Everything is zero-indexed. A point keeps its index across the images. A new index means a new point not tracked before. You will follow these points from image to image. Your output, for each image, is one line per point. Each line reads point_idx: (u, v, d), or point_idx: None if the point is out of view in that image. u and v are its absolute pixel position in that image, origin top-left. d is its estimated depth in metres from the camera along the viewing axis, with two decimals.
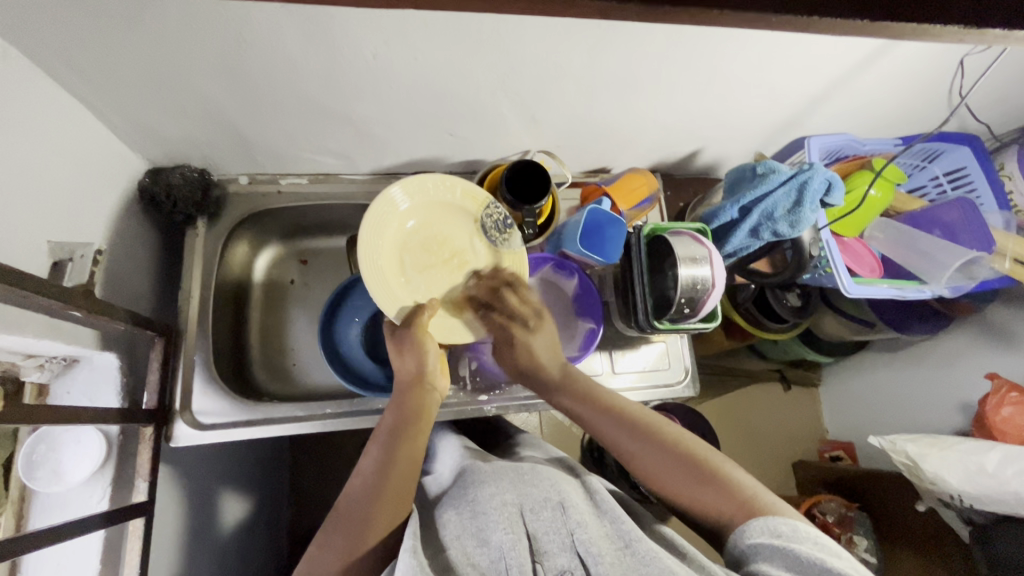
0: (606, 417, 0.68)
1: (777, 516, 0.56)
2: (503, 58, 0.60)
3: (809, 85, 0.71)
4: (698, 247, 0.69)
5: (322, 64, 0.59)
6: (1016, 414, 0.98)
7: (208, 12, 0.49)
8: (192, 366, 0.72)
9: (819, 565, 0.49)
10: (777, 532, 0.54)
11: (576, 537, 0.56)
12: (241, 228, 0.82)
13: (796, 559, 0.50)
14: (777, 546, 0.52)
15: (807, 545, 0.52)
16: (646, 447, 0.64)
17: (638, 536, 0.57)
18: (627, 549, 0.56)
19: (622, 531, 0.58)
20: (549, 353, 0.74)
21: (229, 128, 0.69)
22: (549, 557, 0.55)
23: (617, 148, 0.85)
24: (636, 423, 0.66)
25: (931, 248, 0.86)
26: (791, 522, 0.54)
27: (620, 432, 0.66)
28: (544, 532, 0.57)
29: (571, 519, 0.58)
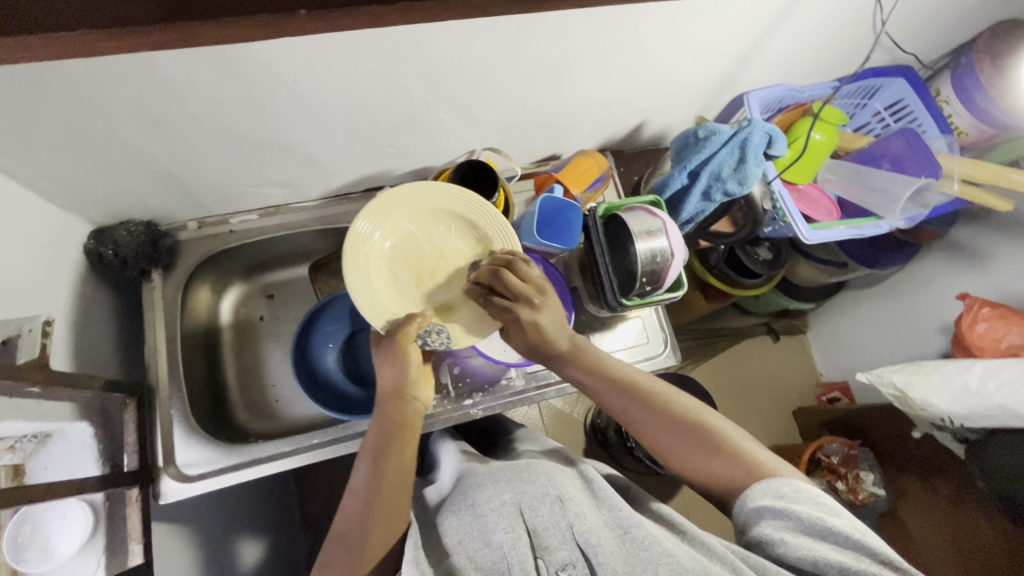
0: (605, 388, 0.67)
1: (779, 477, 0.57)
2: (425, 64, 0.60)
3: (736, 42, 0.71)
4: (652, 220, 0.70)
5: (244, 97, 0.58)
6: (991, 329, 1.01)
7: (116, 67, 0.49)
8: (170, 420, 0.71)
9: (820, 526, 0.51)
10: (779, 494, 0.55)
11: (576, 529, 0.57)
12: (199, 273, 0.80)
13: (799, 521, 0.51)
14: (780, 508, 0.53)
15: (808, 505, 0.53)
16: (642, 413, 0.65)
17: (635, 521, 0.57)
18: (626, 535, 0.56)
19: (620, 517, 0.58)
20: (558, 327, 0.70)
21: (165, 174, 0.68)
22: (550, 551, 0.56)
23: (562, 134, 0.85)
24: (627, 391, 0.66)
25: (881, 183, 0.88)
26: (792, 483, 0.55)
27: (630, 402, 0.66)
28: (544, 527, 0.58)
29: (569, 511, 0.58)
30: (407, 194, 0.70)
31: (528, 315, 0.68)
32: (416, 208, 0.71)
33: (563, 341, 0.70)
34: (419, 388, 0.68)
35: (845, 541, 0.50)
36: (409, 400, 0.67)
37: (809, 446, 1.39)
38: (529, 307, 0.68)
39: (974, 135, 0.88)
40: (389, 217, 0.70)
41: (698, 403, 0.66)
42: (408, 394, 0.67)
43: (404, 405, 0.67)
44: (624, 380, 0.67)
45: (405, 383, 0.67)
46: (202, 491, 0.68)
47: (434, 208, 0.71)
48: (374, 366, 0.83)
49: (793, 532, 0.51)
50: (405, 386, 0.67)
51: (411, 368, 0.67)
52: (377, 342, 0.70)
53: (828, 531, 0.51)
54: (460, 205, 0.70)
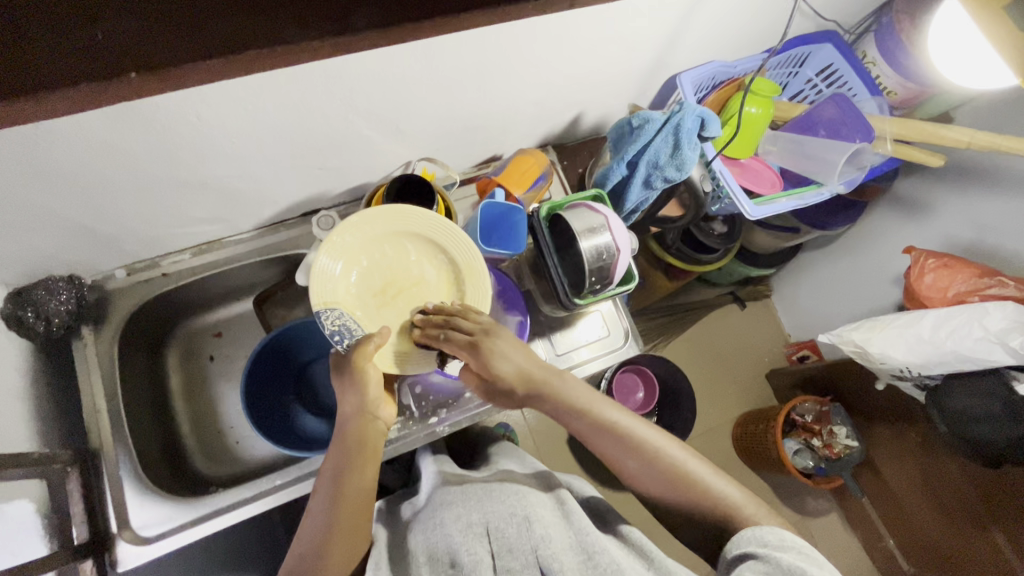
0: (590, 431, 0.65)
1: (766, 530, 0.56)
2: (339, 87, 0.57)
3: (659, 27, 0.70)
4: (594, 216, 0.69)
5: (146, 142, 0.54)
6: (938, 279, 1.04)
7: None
8: (120, 482, 0.67)
9: (798, 570, 0.50)
10: (763, 543, 0.55)
11: (541, 552, 0.56)
12: (135, 323, 0.76)
13: (777, 564, 0.51)
14: (762, 553, 0.53)
15: (791, 554, 0.53)
16: (619, 453, 0.65)
17: (601, 547, 0.57)
18: (590, 562, 0.56)
19: (587, 542, 0.58)
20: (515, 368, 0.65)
21: (77, 227, 0.63)
22: (513, 574, 0.56)
23: (500, 134, 0.83)
24: (604, 434, 0.65)
25: (819, 150, 0.88)
26: (778, 532, 0.55)
27: (616, 448, 0.65)
28: (509, 549, 0.58)
29: (535, 533, 0.58)
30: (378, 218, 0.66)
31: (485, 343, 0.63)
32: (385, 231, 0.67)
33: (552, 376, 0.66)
34: (381, 407, 0.67)
35: None
36: (375, 421, 0.65)
37: (782, 411, 1.41)
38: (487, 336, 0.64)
39: (902, 94, 0.90)
40: (357, 246, 0.66)
41: (675, 444, 0.65)
42: (371, 413, 0.65)
43: (365, 425, 0.65)
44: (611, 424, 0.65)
45: (366, 404, 0.65)
46: (164, 551, 0.66)
47: (401, 230, 0.67)
48: (334, 395, 0.81)
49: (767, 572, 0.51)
50: (364, 404, 0.65)
51: (371, 391, 0.64)
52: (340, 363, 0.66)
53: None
54: (437, 232, 0.67)
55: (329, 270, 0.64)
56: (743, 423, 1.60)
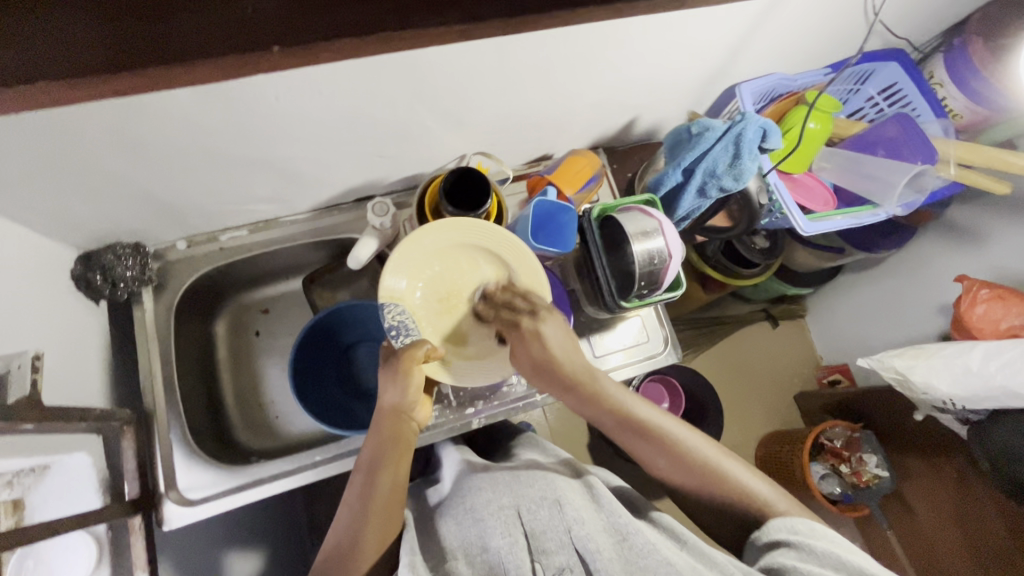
0: (613, 423, 0.66)
1: (792, 515, 0.58)
2: (410, 74, 0.58)
3: (726, 35, 0.70)
4: (647, 220, 0.68)
5: (225, 118, 0.56)
6: (990, 310, 1.01)
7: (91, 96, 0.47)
8: (170, 444, 0.70)
9: (836, 560, 0.52)
10: (794, 531, 0.56)
11: (574, 532, 0.57)
12: (191, 293, 0.79)
13: (815, 555, 0.53)
14: (797, 543, 0.54)
15: (823, 541, 0.54)
16: (649, 453, 0.64)
17: (635, 529, 0.58)
18: (625, 541, 0.57)
19: (619, 523, 0.58)
20: (564, 347, 0.66)
21: (149, 197, 0.66)
22: (548, 555, 0.57)
23: (553, 134, 0.83)
24: (634, 433, 0.65)
25: (876, 170, 0.87)
26: (807, 520, 0.56)
27: (636, 441, 0.65)
28: (543, 530, 0.59)
29: (568, 515, 0.58)
30: (447, 231, 0.68)
31: (529, 325, 0.65)
32: (452, 243, 0.68)
33: (575, 364, 0.66)
34: (416, 409, 0.67)
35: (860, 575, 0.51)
36: (410, 420, 0.65)
37: (811, 433, 1.38)
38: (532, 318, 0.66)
39: (968, 116, 0.87)
40: (424, 258, 0.68)
41: (707, 441, 0.64)
42: (406, 413, 0.65)
43: (401, 424, 0.65)
44: (633, 418, 0.65)
45: (405, 404, 0.64)
46: (207, 514, 0.68)
47: (466, 243, 0.69)
48: (374, 378, 0.83)
49: (809, 563, 0.52)
50: (404, 404, 0.65)
51: (414, 389, 0.64)
52: (386, 357, 0.66)
53: (843, 565, 0.52)
54: (501, 249, 0.69)
55: (397, 284, 0.67)
56: (767, 443, 1.57)
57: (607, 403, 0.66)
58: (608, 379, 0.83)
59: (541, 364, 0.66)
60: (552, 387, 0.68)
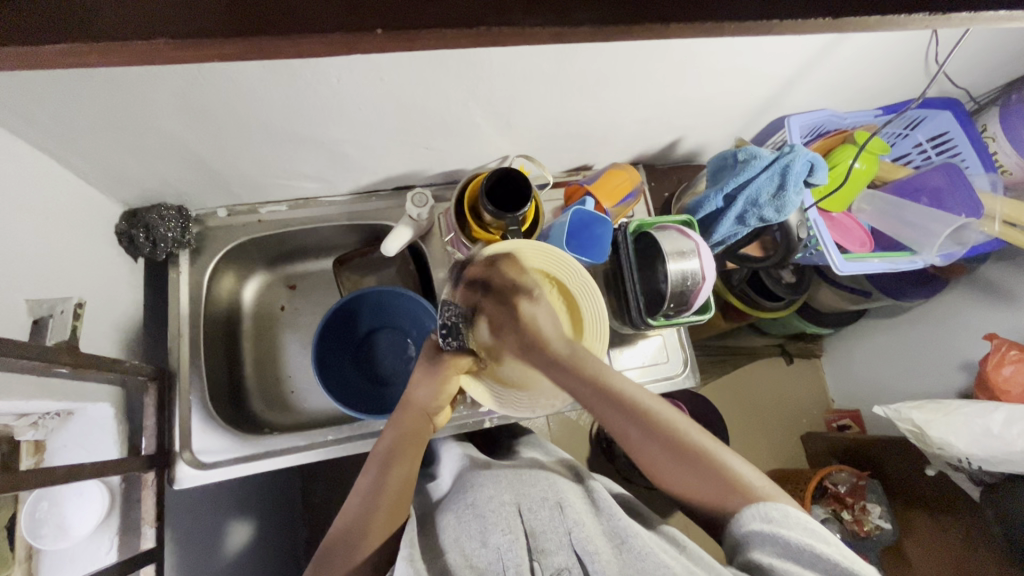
0: (599, 403, 0.64)
1: (771, 501, 0.56)
2: (470, 71, 0.59)
3: (782, 66, 0.70)
4: (685, 240, 0.68)
5: (285, 92, 0.58)
6: (1018, 372, 0.99)
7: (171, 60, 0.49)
8: (189, 405, 0.71)
9: (809, 553, 0.51)
10: (770, 519, 0.54)
11: (573, 535, 0.58)
12: (225, 261, 0.80)
13: (787, 547, 0.51)
14: (769, 534, 0.53)
15: (798, 531, 0.53)
16: (622, 422, 0.63)
17: (634, 533, 0.58)
18: (623, 545, 0.57)
19: (618, 527, 0.59)
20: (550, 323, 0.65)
21: (199, 162, 0.68)
22: (546, 555, 0.57)
23: (597, 146, 0.83)
24: (607, 401, 0.63)
25: (917, 216, 0.85)
26: (784, 507, 0.55)
27: (619, 418, 0.64)
28: (541, 530, 0.60)
29: (568, 518, 0.60)
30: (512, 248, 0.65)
31: (524, 306, 0.65)
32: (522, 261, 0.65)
33: (562, 345, 0.64)
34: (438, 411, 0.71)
35: (835, 570, 0.49)
36: (430, 421, 0.69)
37: (816, 475, 1.37)
38: (526, 300, 0.65)
39: (1018, 174, 0.86)
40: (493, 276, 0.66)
41: (684, 416, 0.64)
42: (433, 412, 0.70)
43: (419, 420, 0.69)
44: (617, 396, 0.64)
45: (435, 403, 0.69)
46: (216, 479, 0.68)
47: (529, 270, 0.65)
48: (392, 366, 0.83)
49: (782, 558, 0.51)
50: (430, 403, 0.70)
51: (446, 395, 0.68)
52: (432, 352, 0.70)
53: (817, 558, 0.50)
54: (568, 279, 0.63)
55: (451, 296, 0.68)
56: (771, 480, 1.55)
57: (581, 369, 0.63)
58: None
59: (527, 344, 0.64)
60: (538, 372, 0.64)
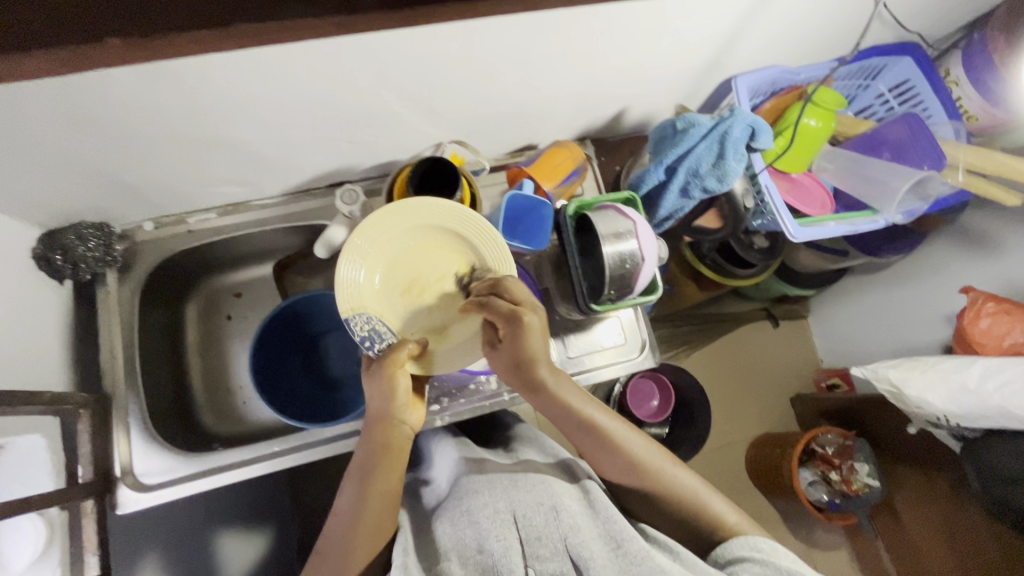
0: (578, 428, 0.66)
1: (754, 534, 0.61)
2: (372, 58, 0.55)
3: (717, 24, 0.66)
4: (622, 220, 0.64)
5: (174, 97, 0.54)
6: (995, 325, 0.96)
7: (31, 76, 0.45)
8: (128, 428, 0.69)
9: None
10: (757, 548, 0.59)
11: (569, 541, 0.57)
12: (159, 276, 0.77)
13: (777, 570, 0.56)
14: (760, 559, 0.57)
15: (785, 559, 0.57)
16: (598, 451, 0.66)
17: (629, 536, 0.58)
18: (619, 550, 0.57)
19: (614, 530, 0.59)
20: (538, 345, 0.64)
21: (108, 177, 0.64)
22: (542, 561, 0.56)
23: (537, 124, 0.79)
24: (592, 435, 0.66)
25: (879, 172, 0.81)
26: (770, 541, 0.60)
27: (596, 446, 0.66)
28: (538, 537, 0.58)
29: (564, 523, 0.58)
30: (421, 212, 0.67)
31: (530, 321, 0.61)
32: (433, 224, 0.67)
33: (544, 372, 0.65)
34: (407, 411, 0.67)
35: None
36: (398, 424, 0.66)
37: (802, 438, 1.36)
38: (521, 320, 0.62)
39: (984, 119, 0.81)
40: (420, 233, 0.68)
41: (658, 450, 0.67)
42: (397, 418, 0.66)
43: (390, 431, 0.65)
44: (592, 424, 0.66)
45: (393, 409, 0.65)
46: (159, 501, 0.67)
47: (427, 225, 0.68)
48: (341, 367, 0.80)
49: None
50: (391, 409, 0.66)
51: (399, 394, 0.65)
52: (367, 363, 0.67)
53: None
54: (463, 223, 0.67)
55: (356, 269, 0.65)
56: (761, 445, 1.54)
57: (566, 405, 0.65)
58: (589, 379, 0.80)
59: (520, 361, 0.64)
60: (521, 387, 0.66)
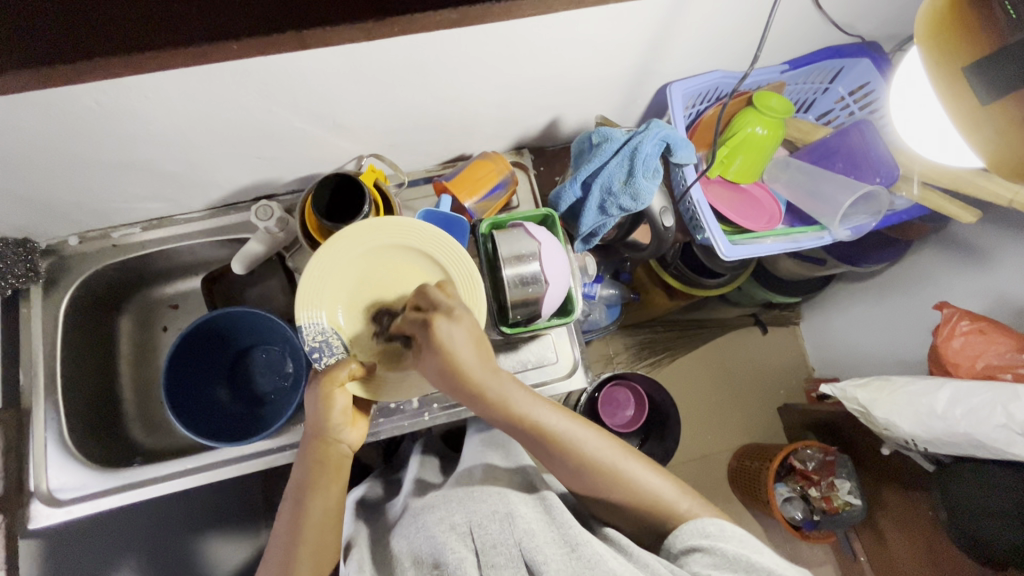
0: (523, 434, 0.60)
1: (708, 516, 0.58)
2: (251, 77, 0.54)
3: (632, 31, 0.62)
4: (527, 241, 0.61)
5: (49, 120, 0.53)
6: (969, 344, 0.90)
7: None
8: (45, 443, 0.70)
9: (745, 563, 0.53)
10: (705, 533, 0.56)
11: (524, 546, 0.57)
12: (87, 290, 0.78)
13: (724, 558, 0.54)
14: (707, 546, 0.55)
15: (733, 543, 0.55)
16: (548, 458, 0.61)
17: (584, 539, 0.57)
18: (573, 553, 0.56)
19: (569, 535, 0.58)
20: (467, 343, 0.56)
21: (13, 197, 0.65)
22: (497, 569, 0.57)
23: (463, 135, 0.77)
24: (539, 441, 0.60)
25: (829, 185, 0.77)
26: (718, 522, 0.57)
27: (545, 452, 0.60)
28: (492, 544, 0.58)
29: (518, 529, 0.58)
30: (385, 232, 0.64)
31: (439, 325, 0.55)
32: (397, 248, 0.64)
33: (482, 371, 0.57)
34: (343, 429, 0.63)
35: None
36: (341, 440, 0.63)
37: (781, 453, 1.29)
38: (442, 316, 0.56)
39: None
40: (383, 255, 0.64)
41: (610, 443, 0.61)
42: (330, 436, 0.63)
43: (326, 448, 0.63)
44: (537, 426, 0.59)
45: (333, 422, 0.62)
46: (71, 515, 0.68)
47: (394, 246, 0.64)
48: (266, 383, 0.81)
49: (718, 568, 0.53)
50: (326, 428, 0.62)
51: (338, 412, 0.62)
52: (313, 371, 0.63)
53: (752, 567, 0.53)
54: (431, 245, 0.64)
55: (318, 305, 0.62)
56: (741, 457, 1.49)
57: (507, 409, 0.59)
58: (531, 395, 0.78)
59: (447, 371, 0.56)
60: (459, 396, 0.59)
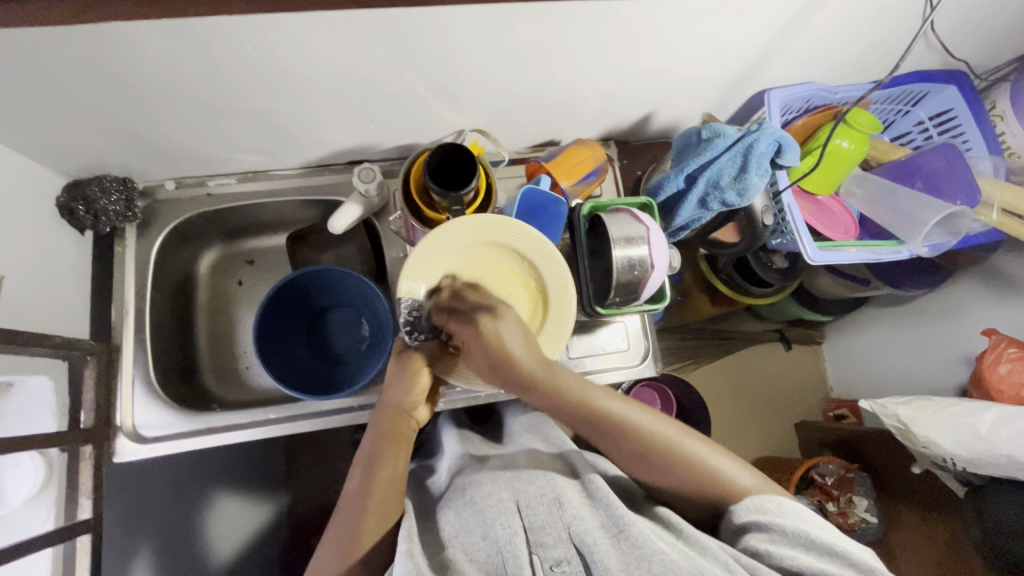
0: (582, 423, 0.61)
1: (761, 494, 0.58)
2: (399, 40, 0.56)
3: (754, 34, 0.64)
4: (635, 225, 0.63)
5: (199, 61, 0.54)
6: (1015, 371, 0.93)
7: (66, 30, 0.46)
8: (132, 381, 0.71)
9: (805, 538, 0.54)
10: (763, 509, 0.57)
11: (573, 528, 0.55)
12: (177, 236, 0.79)
13: (784, 534, 0.54)
14: (766, 523, 0.55)
15: (792, 518, 0.55)
16: (611, 444, 0.61)
17: (631, 520, 0.56)
18: (622, 535, 0.55)
19: (616, 517, 0.56)
20: (517, 338, 0.59)
21: (131, 135, 0.66)
22: (546, 548, 0.54)
23: (560, 120, 0.79)
24: (599, 429, 0.60)
25: (909, 204, 0.79)
26: (776, 498, 0.57)
27: (608, 440, 0.61)
28: (541, 524, 0.56)
29: (567, 512, 0.57)
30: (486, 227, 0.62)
31: (486, 323, 0.58)
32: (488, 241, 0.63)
33: (533, 363, 0.59)
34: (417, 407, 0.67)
35: (827, 550, 0.53)
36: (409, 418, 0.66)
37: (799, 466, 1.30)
38: (489, 315, 0.59)
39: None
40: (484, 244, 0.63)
41: (671, 425, 0.61)
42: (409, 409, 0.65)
43: (400, 421, 0.65)
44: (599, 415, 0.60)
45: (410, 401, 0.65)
46: (155, 453, 0.69)
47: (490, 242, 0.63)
48: (342, 343, 0.82)
49: (778, 544, 0.54)
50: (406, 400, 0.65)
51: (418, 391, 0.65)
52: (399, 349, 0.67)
53: (812, 542, 0.54)
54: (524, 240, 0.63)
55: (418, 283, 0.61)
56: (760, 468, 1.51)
57: (564, 396, 0.60)
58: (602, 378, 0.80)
59: (497, 363, 0.58)
60: (507, 387, 0.61)
